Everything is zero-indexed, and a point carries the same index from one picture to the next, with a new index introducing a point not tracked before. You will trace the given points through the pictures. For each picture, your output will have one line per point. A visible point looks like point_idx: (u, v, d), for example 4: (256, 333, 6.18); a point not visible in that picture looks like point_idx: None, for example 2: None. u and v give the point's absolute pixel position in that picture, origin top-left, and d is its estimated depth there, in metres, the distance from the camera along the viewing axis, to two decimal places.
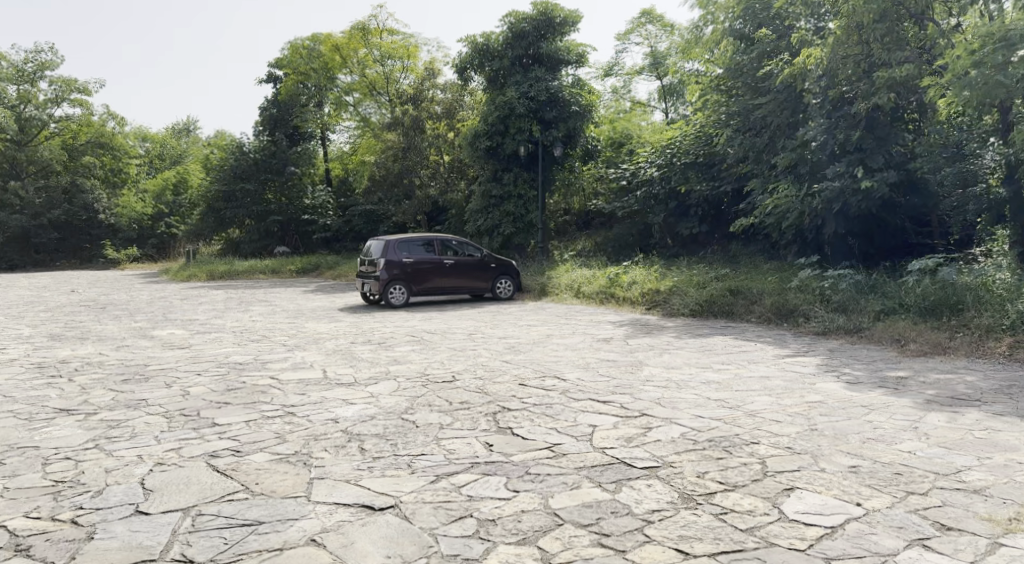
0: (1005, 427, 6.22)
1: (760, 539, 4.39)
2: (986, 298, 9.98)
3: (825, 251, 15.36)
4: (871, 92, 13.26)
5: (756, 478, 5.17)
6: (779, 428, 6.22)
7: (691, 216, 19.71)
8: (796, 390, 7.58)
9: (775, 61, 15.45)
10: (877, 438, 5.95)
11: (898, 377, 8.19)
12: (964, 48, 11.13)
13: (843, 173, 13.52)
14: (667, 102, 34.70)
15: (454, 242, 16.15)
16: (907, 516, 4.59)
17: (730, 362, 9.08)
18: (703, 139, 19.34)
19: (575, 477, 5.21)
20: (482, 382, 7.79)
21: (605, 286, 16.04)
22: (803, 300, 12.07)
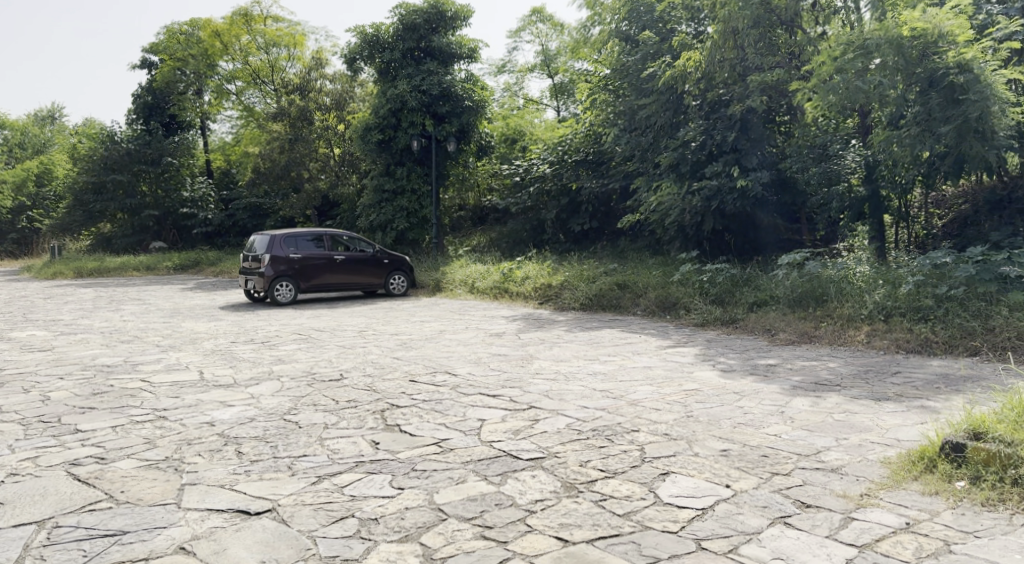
0: (861, 410, 6.63)
1: (635, 523, 4.53)
2: (848, 289, 10.58)
3: (705, 247, 15.74)
4: (745, 94, 14.00)
5: (634, 465, 5.33)
6: (658, 416, 6.44)
7: (581, 213, 20.05)
8: (675, 379, 7.85)
9: (658, 62, 15.79)
10: (747, 423, 6.23)
11: (769, 365, 8.61)
12: (828, 55, 11.79)
13: (720, 173, 14.25)
14: (560, 102, 35.04)
15: (345, 237, 15.94)
16: (771, 496, 4.83)
17: (615, 353, 9.32)
18: (591, 138, 19.82)
19: (461, 471, 5.24)
20: (370, 379, 7.72)
21: (499, 282, 16.13)
22: (685, 294, 12.49)
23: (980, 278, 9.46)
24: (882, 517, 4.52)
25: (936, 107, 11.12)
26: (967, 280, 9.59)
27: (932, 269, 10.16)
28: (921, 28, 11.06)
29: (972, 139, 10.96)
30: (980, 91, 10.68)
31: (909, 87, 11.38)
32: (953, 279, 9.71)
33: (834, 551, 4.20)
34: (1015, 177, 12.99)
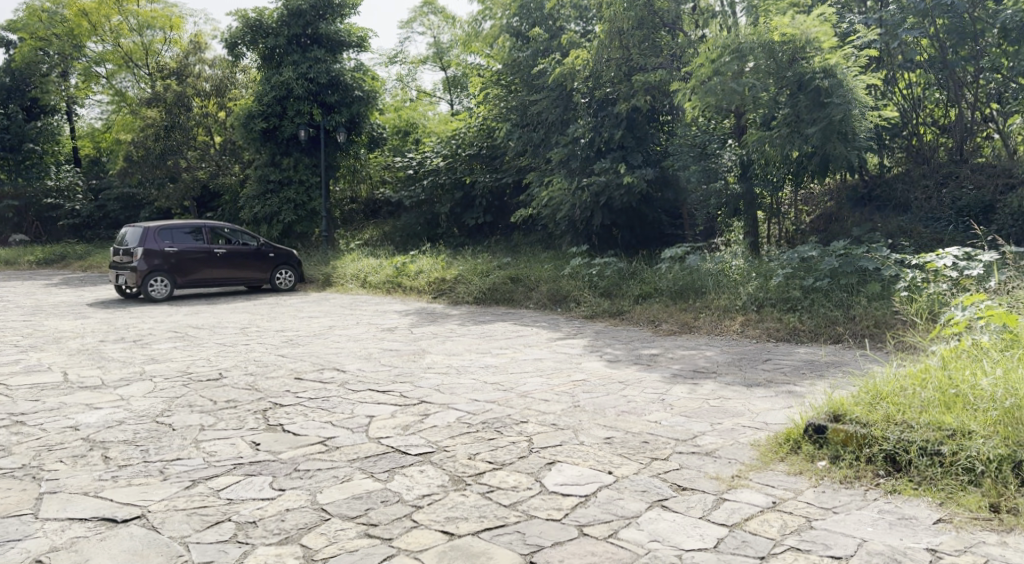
0: (735, 396, 6.92)
1: (520, 514, 4.56)
2: (725, 281, 10.99)
3: (594, 241, 15.89)
4: (630, 93, 14.38)
5: (522, 455, 5.39)
6: (546, 407, 6.54)
7: (475, 207, 19.98)
8: (564, 370, 7.99)
9: (549, 59, 15.90)
10: (630, 411, 6.40)
11: (652, 355, 8.85)
12: (705, 57, 12.18)
13: (608, 169, 14.47)
14: (453, 95, 34.84)
15: (226, 230, 15.41)
16: (650, 481, 4.98)
17: (507, 346, 9.39)
18: (485, 132, 19.67)
19: (346, 470, 5.16)
20: (253, 378, 7.51)
21: (392, 276, 15.95)
22: (575, 287, 12.68)
23: (843, 270, 9.95)
24: (751, 497, 4.69)
25: (804, 109, 11.70)
26: (832, 272, 10.09)
27: (799, 262, 10.66)
28: (790, 34, 11.58)
29: (836, 140, 11.55)
30: (843, 95, 11.33)
31: (780, 91, 11.96)
32: (819, 271, 10.24)
33: (707, 531, 4.32)
34: (874, 175, 13.97)
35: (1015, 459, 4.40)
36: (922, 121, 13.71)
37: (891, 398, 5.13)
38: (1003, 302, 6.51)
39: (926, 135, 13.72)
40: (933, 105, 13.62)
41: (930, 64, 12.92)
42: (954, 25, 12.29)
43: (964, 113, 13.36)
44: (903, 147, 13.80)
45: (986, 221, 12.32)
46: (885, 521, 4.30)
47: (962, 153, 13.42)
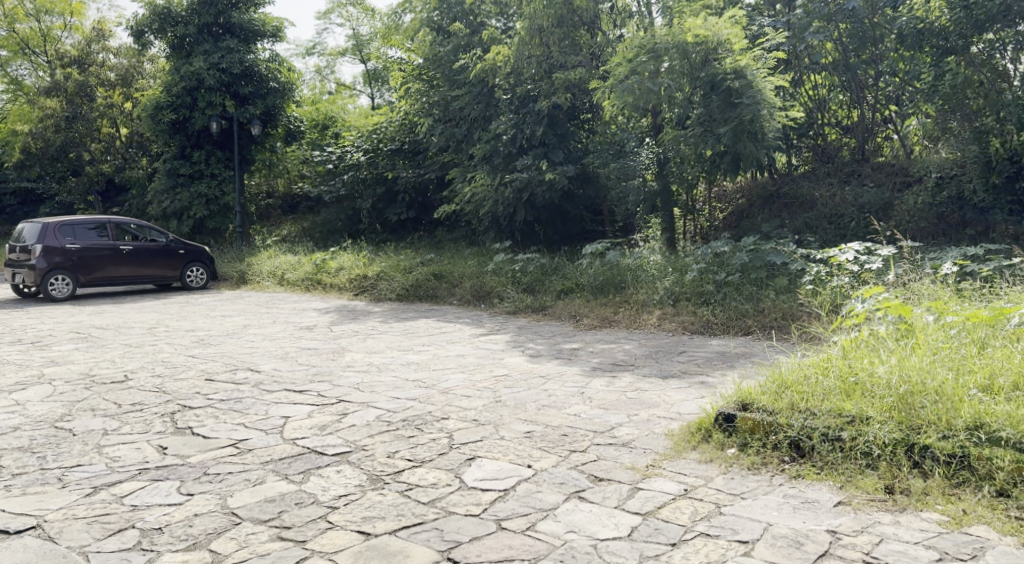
0: (651, 387, 7.05)
1: (439, 510, 4.50)
2: (643, 277, 11.19)
3: (516, 237, 15.88)
4: (551, 90, 14.45)
5: (442, 452, 5.35)
6: (467, 403, 6.53)
7: (398, 202, 19.76)
8: (485, 365, 8.01)
9: (469, 54, 15.85)
10: (550, 405, 6.45)
11: (573, 349, 8.94)
12: (623, 56, 12.43)
13: (530, 166, 14.54)
14: (374, 88, 34.43)
15: (133, 225, 14.91)
16: (568, 473, 4.99)
17: (429, 343, 9.34)
18: (407, 127, 19.51)
19: (258, 472, 5.05)
20: (161, 380, 7.28)
21: (311, 273, 15.70)
22: (499, 283, 12.71)
23: (753, 265, 10.37)
24: (664, 486, 4.76)
25: (716, 109, 12.01)
26: (742, 267, 10.47)
27: (712, 257, 10.96)
28: (703, 36, 11.81)
29: (746, 139, 11.88)
30: (753, 95, 11.67)
31: (695, 91, 12.19)
32: (730, 266, 10.56)
33: (621, 520, 4.34)
34: (782, 175, 14.33)
35: (908, 443, 4.59)
36: (826, 122, 14.15)
37: (795, 387, 5.32)
38: (899, 295, 6.81)
39: (831, 135, 14.18)
40: (837, 106, 14.05)
41: (834, 66, 13.38)
42: (856, 29, 12.80)
43: (865, 114, 13.78)
44: (809, 147, 14.25)
45: (884, 218, 12.68)
46: (789, 505, 4.40)
47: (864, 153, 13.93)
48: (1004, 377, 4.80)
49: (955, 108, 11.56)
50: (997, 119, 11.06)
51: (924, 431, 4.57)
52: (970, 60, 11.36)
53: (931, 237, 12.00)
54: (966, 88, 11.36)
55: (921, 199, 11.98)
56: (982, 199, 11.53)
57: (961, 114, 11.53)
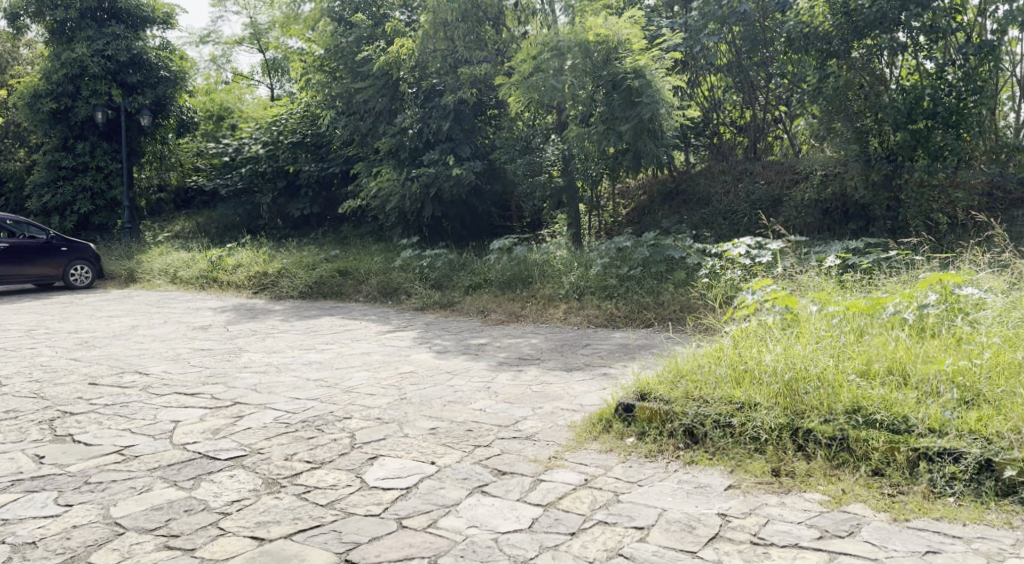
0: (556, 380, 7.16)
1: (337, 511, 4.43)
2: (549, 271, 11.34)
3: (423, 233, 15.86)
4: (456, 86, 14.39)
5: (342, 452, 5.28)
6: (370, 401, 6.47)
7: (301, 198, 19.07)
8: (391, 362, 7.97)
9: (372, 46, 15.54)
10: (455, 401, 6.46)
11: (480, 344, 8.97)
12: (526, 53, 12.56)
13: (437, 161, 14.52)
14: (274, 79, 33.62)
15: (9, 221, 14.21)
16: (472, 468, 4.99)
17: (332, 341, 9.22)
18: (308, 118, 18.99)
19: (145, 480, 4.89)
20: (39, 386, 6.97)
21: (206, 270, 15.27)
22: (406, 279, 12.64)
23: (653, 260, 10.58)
24: (565, 476, 4.84)
25: (617, 107, 12.23)
26: (643, 262, 10.70)
27: (615, 252, 11.19)
28: (603, 35, 12.06)
29: (646, 138, 12.26)
30: (652, 95, 11.90)
31: (599, 89, 12.37)
32: (632, 261, 10.80)
33: (522, 512, 4.38)
34: (682, 172, 14.92)
35: (793, 428, 4.81)
36: (722, 122, 14.65)
37: (690, 376, 5.51)
38: (787, 287, 7.13)
39: (726, 135, 14.69)
40: (731, 107, 14.48)
41: (728, 68, 13.81)
42: (748, 32, 13.18)
43: (757, 115, 14.25)
44: (705, 146, 14.83)
45: (775, 214, 13.20)
46: (683, 491, 4.56)
47: (755, 152, 14.40)
48: (879, 363, 5.09)
49: (839, 110, 11.98)
50: (876, 120, 11.70)
51: (807, 416, 4.80)
52: (851, 63, 11.82)
53: (819, 231, 12.60)
54: (847, 90, 11.81)
55: (808, 195, 12.46)
56: (862, 194, 11.89)
57: (845, 114, 11.97)
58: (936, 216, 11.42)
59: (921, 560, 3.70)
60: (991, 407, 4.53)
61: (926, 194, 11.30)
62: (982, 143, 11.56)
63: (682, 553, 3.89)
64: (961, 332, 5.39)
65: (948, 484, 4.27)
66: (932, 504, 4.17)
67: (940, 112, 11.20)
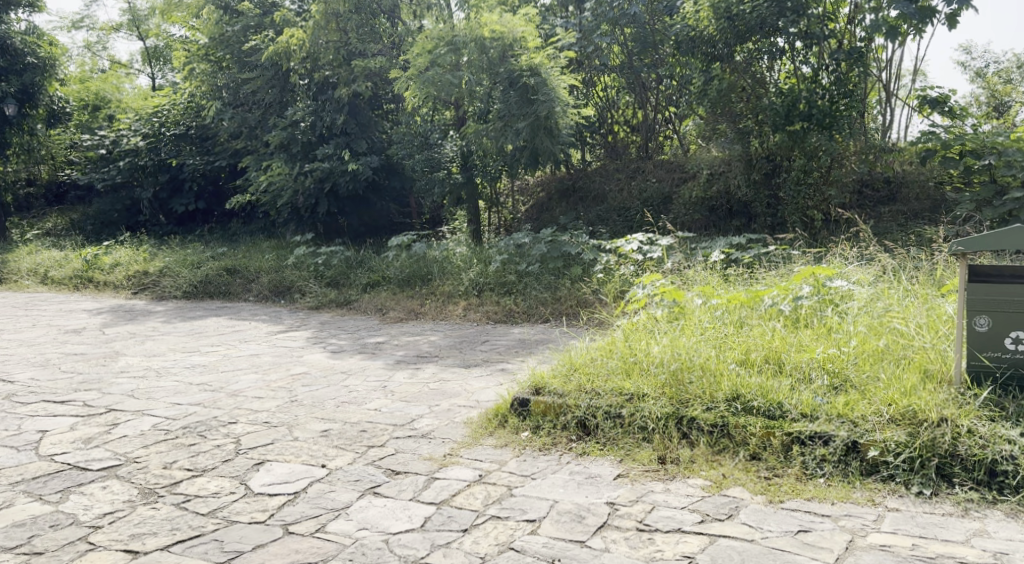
0: (453, 377, 7.18)
1: (220, 520, 4.33)
2: (448, 268, 11.31)
3: (319, 230, 15.40)
4: (351, 78, 14.15)
5: (226, 458, 5.14)
6: (259, 404, 6.33)
7: (184, 193, 18.22)
8: (282, 364, 7.81)
9: (260, 36, 15.16)
10: (350, 401, 6.40)
11: (376, 343, 8.90)
12: (421, 47, 12.48)
13: (331, 155, 14.22)
14: (155, 68, 32.38)
15: None
16: (364, 469, 4.95)
17: (219, 343, 8.96)
18: (193, 110, 17.95)
19: (7, 495, 4.65)
20: None
21: (81, 270, 14.60)
22: (300, 277, 12.41)
23: (551, 256, 10.71)
24: (459, 473, 4.85)
25: (514, 105, 12.28)
26: (541, 258, 10.81)
27: (514, 249, 11.21)
28: (499, 31, 12.13)
29: (543, 135, 12.38)
30: (547, 93, 12.02)
31: (494, 85, 12.45)
32: (530, 257, 10.88)
33: (415, 512, 4.38)
34: (579, 169, 15.13)
35: (678, 416, 4.97)
36: (616, 121, 14.97)
37: (582, 369, 5.62)
38: (674, 281, 7.36)
39: (620, 133, 15.02)
40: (625, 106, 14.82)
41: (620, 68, 14.11)
42: (639, 34, 13.46)
43: (649, 115, 14.62)
44: (601, 144, 15.14)
45: (664, 211, 13.62)
46: (575, 482, 4.64)
47: (647, 151, 14.82)
48: (757, 352, 5.34)
49: (723, 111, 12.33)
50: (756, 122, 12.12)
51: (692, 404, 4.97)
52: (734, 67, 12.13)
53: (705, 228, 13.16)
54: (731, 92, 12.14)
55: (695, 192, 13.01)
56: (744, 193, 12.52)
57: (728, 115, 12.36)
58: (812, 213, 11.93)
59: (793, 539, 3.89)
60: (858, 392, 4.80)
61: (801, 193, 11.89)
62: (852, 145, 12.09)
63: (572, 543, 3.97)
64: (831, 322, 5.70)
65: (819, 466, 4.50)
66: (804, 486, 4.39)
67: (815, 113, 11.62)
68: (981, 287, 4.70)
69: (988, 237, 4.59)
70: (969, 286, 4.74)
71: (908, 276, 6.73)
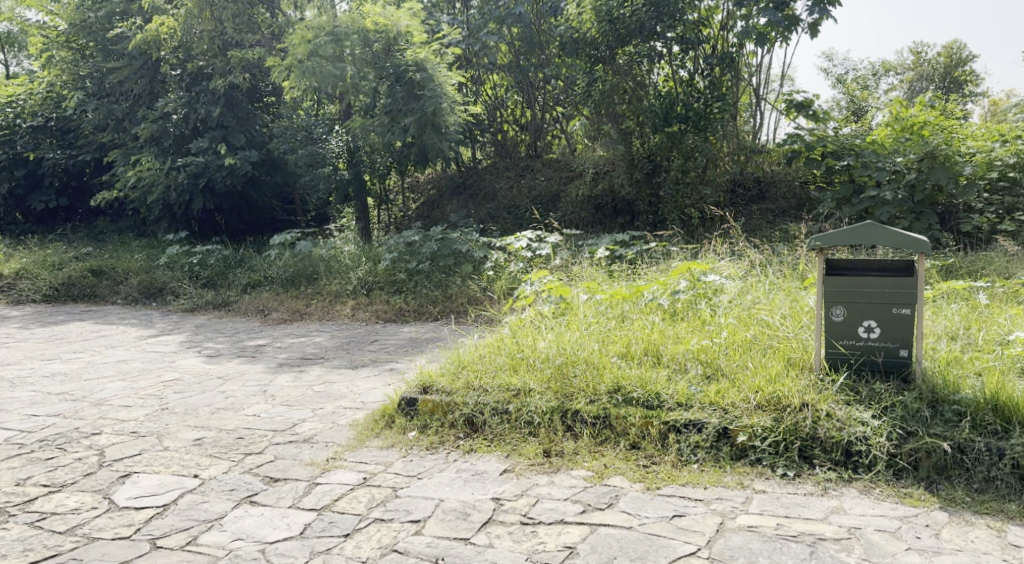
0: (338, 379, 6.99)
1: (79, 538, 4.05)
2: (335, 267, 11.04)
3: (194, 227, 14.61)
4: (226, 69, 13.70)
5: (88, 472, 4.83)
6: (126, 413, 5.99)
7: (44, 189, 16.82)
8: (152, 370, 7.42)
9: (126, 22, 14.40)
10: (226, 408, 6.12)
11: (257, 345, 8.60)
12: (300, 37, 12.12)
13: (206, 149, 13.65)
14: (7, 54, 30.41)
15: None
16: (240, 478, 4.74)
17: (83, 349, 8.45)
18: (52, 100, 16.53)
19: None
20: None
21: None
22: (173, 278, 11.88)
23: (441, 253, 10.56)
24: (342, 477, 4.70)
25: (400, 99, 12.12)
26: (432, 256, 10.62)
27: (405, 247, 10.91)
28: (383, 24, 12.05)
29: (430, 131, 12.21)
30: (433, 88, 11.95)
31: (380, 80, 12.27)
32: (421, 255, 10.66)
33: (294, 519, 4.22)
34: (469, 168, 15.12)
35: (563, 410, 4.97)
36: (505, 120, 14.97)
37: (470, 366, 5.56)
38: (561, 277, 7.41)
39: (509, 132, 15.02)
40: (513, 106, 14.84)
41: (508, 67, 14.19)
42: (525, 34, 13.58)
43: (537, 115, 14.70)
44: (491, 142, 15.05)
45: (554, 209, 13.73)
46: (461, 479, 4.57)
47: (536, 150, 14.89)
48: (637, 345, 5.41)
49: (607, 112, 12.56)
50: (638, 123, 12.38)
51: (575, 397, 4.99)
52: (616, 69, 12.35)
53: (591, 225, 13.32)
54: (613, 94, 12.38)
55: (582, 190, 13.09)
56: (627, 191, 12.71)
57: (611, 115, 12.60)
58: (690, 211, 12.23)
59: (669, 524, 3.95)
60: (729, 380, 4.93)
61: (680, 192, 12.19)
62: (725, 145, 12.45)
63: (455, 541, 3.91)
64: (704, 315, 5.85)
65: (693, 452, 4.59)
66: (679, 472, 4.47)
67: (690, 116, 12.01)
68: (837, 279, 4.89)
69: (845, 232, 4.78)
70: (826, 278, 4.91)
71: (775, 270, 7.00)
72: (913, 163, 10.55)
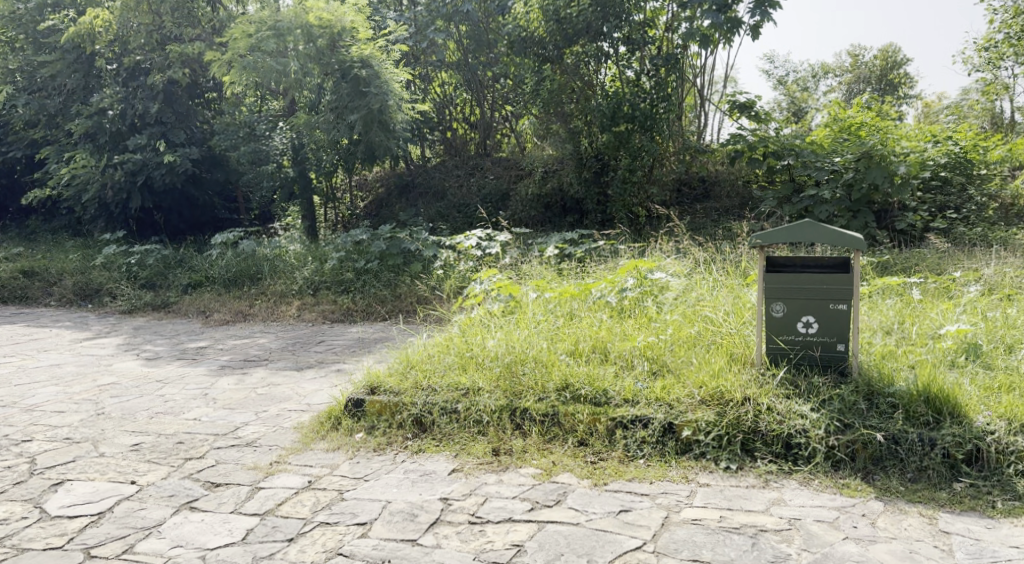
0: (284, 381, 6.84)
1: (8, 549, 3.89)
2: (281, 267, 10.86)
3: (131, 226, 14.36)
4: (165, 64, 13.40)
5: (18, 480, 4.64)
6: (59, 419, 5.78)
7: None
8: (88, 374, 7.18)
9: (58, 15, 13.92)
10: (165, 412, 5.95)
11: (198, 348, 8.39)
12: (241, 31, 11.89)
13: (145, 146, 13.31)
14: None
15: None
16: (179, 483, 4.60)
17: (14, 353, 8.15)
18: None
19: None
20: None
21: None
22: (110, 279, 11.55)
23: (390, 252, 10.42)
24: (286, 481, 4.59)
25: (346, 96, 11.98)
26: (380, 255, 10.47)
27: (352, 246, 10.74)
28: (326, 19, 11.79)
29: (376, 128, 12.13)
30: (379, 85, 11.81)
31: (326, 77, 12.11)
32: (369, 253, 10.54)
33: (235, 524, 4.10)
34: (419, 166, 14.91)
35: (511, 408, 4.94)
36: (454, 118, 14.89)
37: (419, 366, 5.48)
38: (511, 275, 7.38)
39: (459, 130, 14.95)
40: (461, 105, 14.80)
41: (456, 65, 14.15)
42: (473, 32, 13.51)
43: (485, 113, 14.67)
44: (440, 141, 15.00)
45: (503, 208, 13.70)
46: (408, 480, 4.50)
47: (485, 148, 14.86)
48: (585, 342, 5.40)
49: (555, 111, 12.49)
50: (586, 122, 12.37)
51: (524, 396, 4.97)
52: (564, 68, 12.31)
53: (541, 224, 13.36)
54: (561, 92, 12.30)
55: (531, 190, 13.12)
56: (575, 190, 12.83)
57: (559, 115, 12.53)
58: (636, 210, 12.48)
59: (616, 519, 3.94)
60: (674, 375, 4.95)
61: (627, 190, 12.30)
62: (670, 145, 12.63)
63: (402, 543, 3.84)
64: (650, 311, 5.87)
65: (639, 447, 4.60)
66: (625, 467, 4.47)
67: (637, 115, 11.92)
68: (777, 276, 4.91)
69: (784, 230, 4.83)
70: (768, 274, 4.95)
71: (720, 268, 7.06)
72: (850, 162, 10.72)
